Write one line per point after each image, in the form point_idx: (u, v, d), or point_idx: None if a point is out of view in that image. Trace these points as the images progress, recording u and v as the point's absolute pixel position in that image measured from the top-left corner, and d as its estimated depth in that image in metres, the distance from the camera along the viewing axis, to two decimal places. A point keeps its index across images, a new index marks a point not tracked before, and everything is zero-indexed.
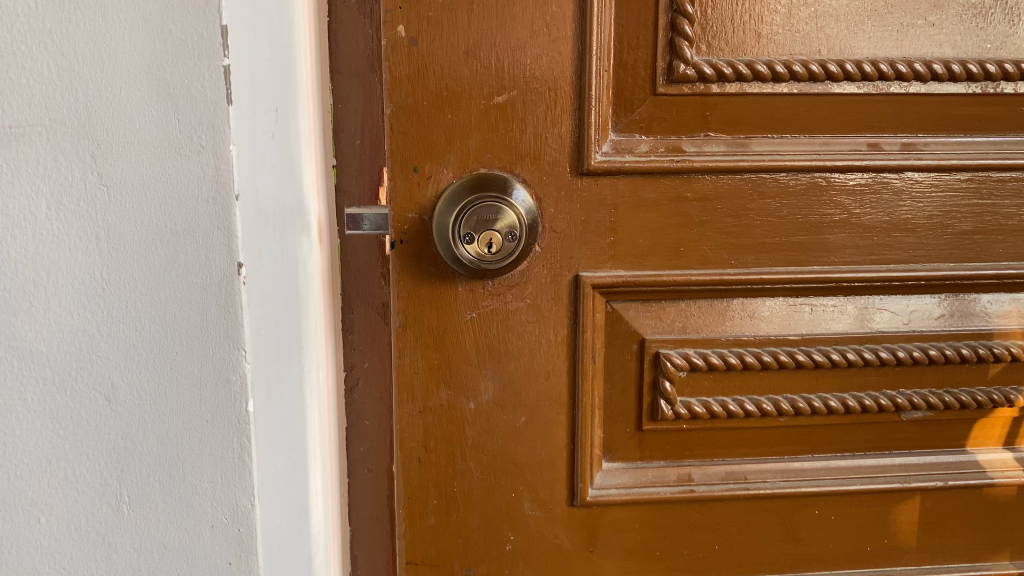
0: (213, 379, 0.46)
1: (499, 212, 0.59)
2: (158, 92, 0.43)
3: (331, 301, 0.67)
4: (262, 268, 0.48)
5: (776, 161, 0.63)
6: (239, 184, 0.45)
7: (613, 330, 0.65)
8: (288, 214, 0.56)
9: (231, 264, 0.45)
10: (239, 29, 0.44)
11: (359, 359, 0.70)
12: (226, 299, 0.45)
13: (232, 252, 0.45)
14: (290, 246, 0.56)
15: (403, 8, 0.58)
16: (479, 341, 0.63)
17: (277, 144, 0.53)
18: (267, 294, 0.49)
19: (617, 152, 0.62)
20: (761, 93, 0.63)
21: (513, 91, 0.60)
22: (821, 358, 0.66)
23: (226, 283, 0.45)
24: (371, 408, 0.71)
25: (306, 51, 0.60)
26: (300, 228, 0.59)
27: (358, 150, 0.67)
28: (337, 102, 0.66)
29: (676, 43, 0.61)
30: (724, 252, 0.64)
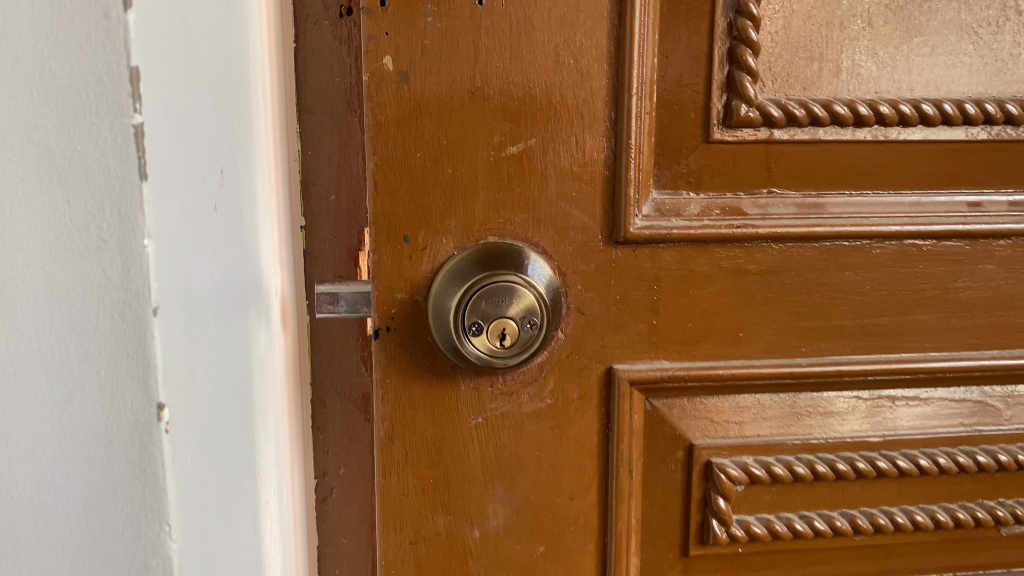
0: (125, 565, 0.33)
1: (513, 292, 0.46)
2: (39, 162, 0.30)
3: (300, 397, 0.54)
4: (196, 399, 0.35)
5: (858, 226, 0.50)
6: (159, 291, 0.31)
7: (653, 434, 0.52)
8: (237, 304, 0.42)
9: (147, 407, 0.32)
10: (156, 70, 0.31)
11: (334, 464, 0.57)
12: (140, 455, 0.32)
13: (149, 389, 0.31)
14: (240, 347, 0.42)
15: (390, 35, 0.45)
16: (485, 454, 0.50)
17: (221, 218, 0.39)
18: (202, 432, 0.35)
19: (661, 214, 0.49)
20: (839, 141, 0.50)
21: (531, 139, 0.47)
22: (907, 466, 0.54)
23: (140, 433, 0.32)
24: (349, 525, 0.58)
25: (265, 87, 0.47)
26: (255, 314, 0.45)
27: (333, 207, 0.55)
28: (307, 149, 0.53)
29: (737, 78, 0.48)
30: (792, 338, 0.51)
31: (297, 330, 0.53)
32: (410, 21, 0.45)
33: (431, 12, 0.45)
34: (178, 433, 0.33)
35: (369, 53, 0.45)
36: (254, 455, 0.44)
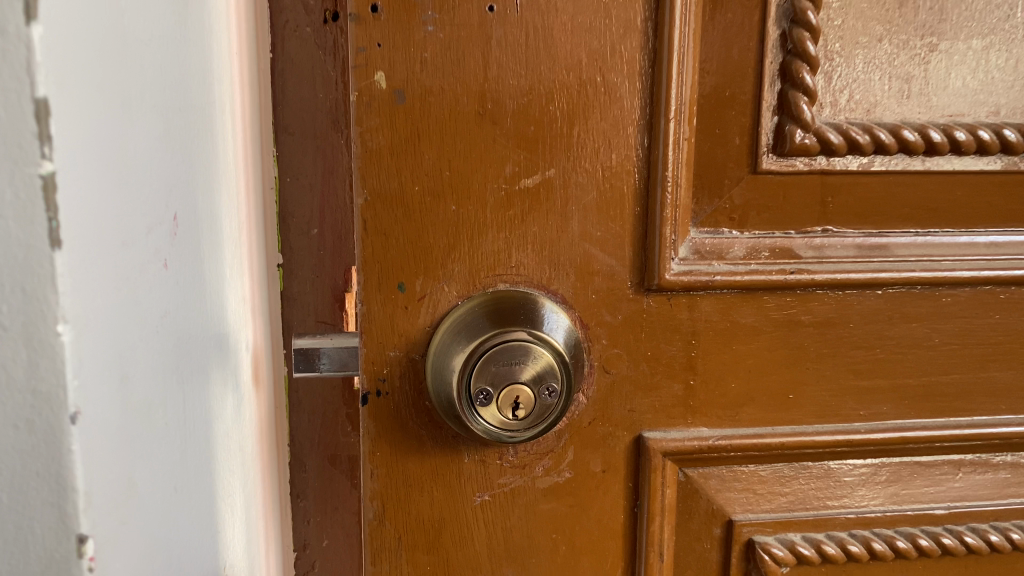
0: None
1: (527, 353, 0.38)
2: None
3: (277, 462, 0.47)
4: (135, 514, 0.27)
5: (928, 271, 0.43)
6: (79, 391, 0.24)
7: (687, 508, 0.45)
8: (197, 373, 0.35)
9: (65, 541, 0.24)
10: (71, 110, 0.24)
11: (316, 536, 0.50)
12: None
13: (67, 518, 0.24)
14: (201, 425, 0.35)
15: (383, 45, 0.38)
16: (492, 537, 0.43)
17: (173, 273, 0.32)
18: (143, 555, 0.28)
19: (701, 257, 0.42)
20: (908, 172, 0.43)
21: (550, 169, 0.40)
22: (976, 542, 0.47)
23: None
24: None
25: (234, 106, 0.39)
26: (220, 380, 0.38)
27: (315, 243, 0.48)
28: (285, 175, 0.47)
29: (791, 99, 0.41)
30: (849, 400, 0.44)
31: (273, 385, 0.46)
32: (407, 30, 0.38)
33: (431, 20, 0.38)
34: (106, 569, 0.25)
35: (358, 67, 0.38)
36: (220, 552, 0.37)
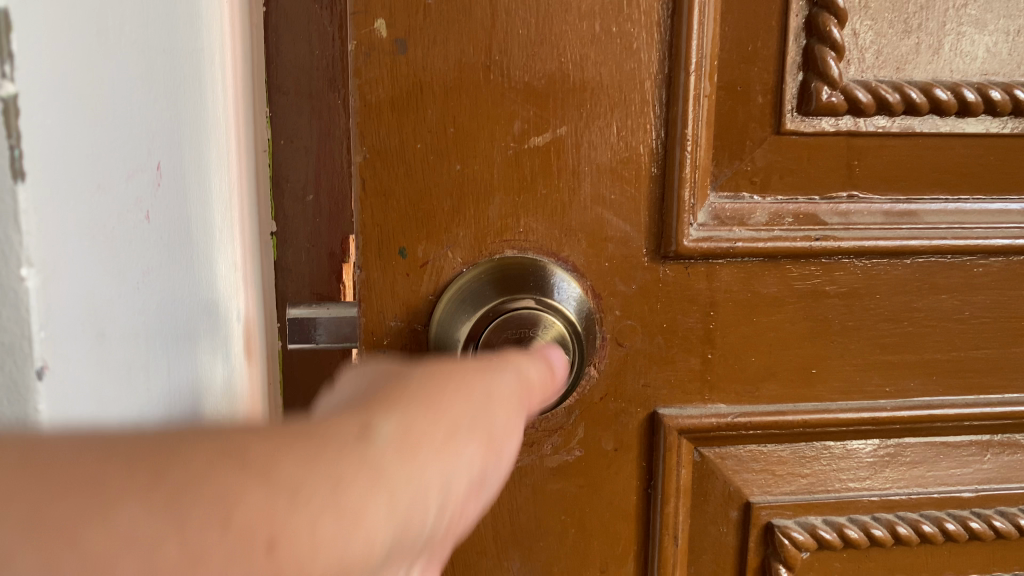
0: None
1: (536, 321, 0.36)
2: None
3: None
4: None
5: (961, 239, 0.41)
6: (47, 344, 0.21)
7: (702, 490, 0.43)
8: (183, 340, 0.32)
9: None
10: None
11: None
12: None
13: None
14: (189, 396, 0.32)
15: None
16: (498, 519, 0.41)
17: (157, 228, 0.29)
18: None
19: (721, 223, 0.39)
20: (939, 134, 0.41)
21: (562, 126, 0.37)
22: (1005, 527, 0.45)
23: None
24: None
25: (224, 56, 0.37)
26: (210, 349, 0.35)
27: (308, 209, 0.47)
28: (279, 137, 0.45)
29: (818, 54, 0.39)
30: (875, 376, 0.42)
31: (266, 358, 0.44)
32: None
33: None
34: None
35: (357, 14, 0.35)
36: None
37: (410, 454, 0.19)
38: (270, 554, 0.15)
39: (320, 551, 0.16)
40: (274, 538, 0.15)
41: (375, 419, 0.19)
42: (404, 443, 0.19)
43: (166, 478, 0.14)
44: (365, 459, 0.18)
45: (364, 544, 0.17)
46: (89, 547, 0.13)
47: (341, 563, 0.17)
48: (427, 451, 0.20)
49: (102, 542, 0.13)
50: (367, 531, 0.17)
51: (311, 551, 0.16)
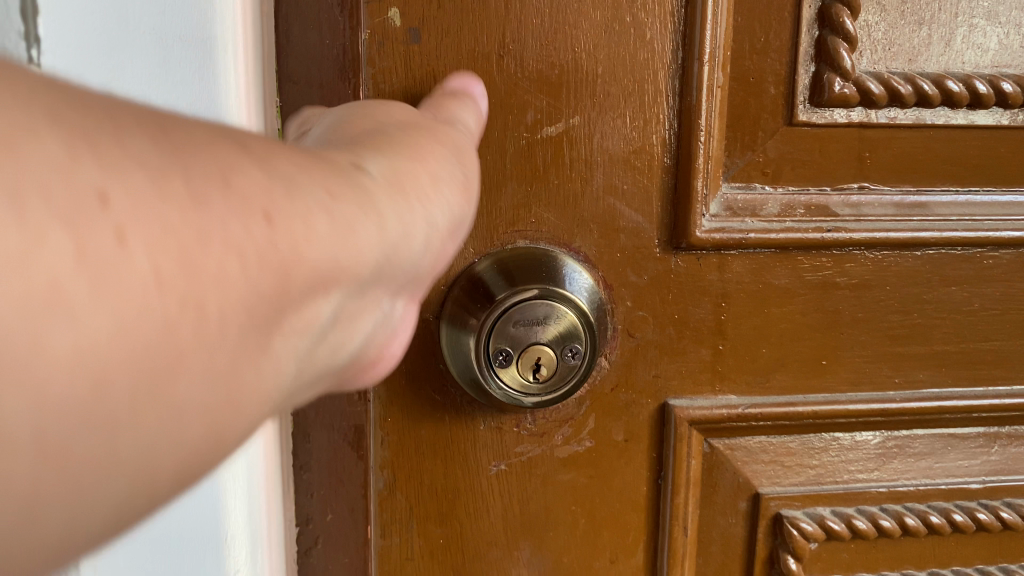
0: None
1: (547, 312, 0.36)
2: None
3: None
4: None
5: (970, 231, 0.41)
6: None
7: (711, 481, 0.43)
8: None
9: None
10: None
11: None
12: None
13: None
14: None
15: None
16: (508, 509, 0.41)
17: None
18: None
19: (733, 214, 0.39)
20: (950, 126, 0.41)
21: (574, 116, 0.38)
22: (1012, 518, 0.45)
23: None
24: None
25: None
26: None
27: None
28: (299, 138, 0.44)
29: (830, 45, 0.39)
30: (884, 367, 0.42)
31: None
32: None
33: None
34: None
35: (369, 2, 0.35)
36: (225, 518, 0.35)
37: (399, 192, 0.22)
38: (269, 225, 0.17)
39: (314, 242, 0.18)
40: (271, 208, 0.17)
41: (369, 159, 0.22)
42: (392, 181, 0.22)
43: (173, 136, 0.16)
44: (357, 185, 0.20)
45: (354, 250, 0.20)
46: (118, 161, 0.14)
47: (334, 255, 0.19)
48: (414, 191, 0.22)
49: (124, 158, 0.14)
50: (357, 241, 0.20)
51: (305, 238, 0.18)
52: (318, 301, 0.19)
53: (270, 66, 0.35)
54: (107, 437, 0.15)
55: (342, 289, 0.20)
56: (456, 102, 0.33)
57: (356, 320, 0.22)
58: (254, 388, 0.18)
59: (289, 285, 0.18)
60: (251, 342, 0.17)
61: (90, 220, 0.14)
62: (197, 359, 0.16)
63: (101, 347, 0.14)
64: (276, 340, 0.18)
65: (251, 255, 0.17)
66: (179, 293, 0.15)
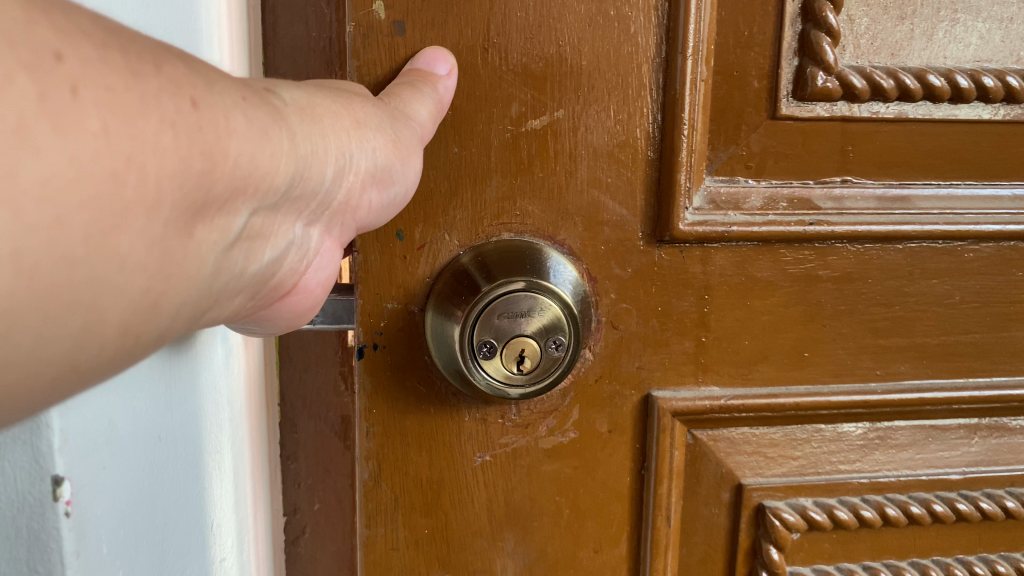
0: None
1: (532, 305, 0.36)
2: None
3: (265, 419, 0.46)
4: (120, 460, 0.26)
5: (951, 225, 0.41)
6: None
7: (695, 472, 0.43)
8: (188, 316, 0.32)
9: (40, 482, 0.23)
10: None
11: (307, 500, 0.49)
12: (29, 545, 0.23)
13: (41, 457, 0.23)
14: (192, 367, 0.33)
15: None
16: (492, 499, 0.41)
17: None
18: (128, 502, 0.26)
19: (717, 207, 0.40)
20: (932, 121, 0.41)
21: (559, 109, 0.38)
22: (992, 509, 0.46)
23: (29, 519, 0.23)
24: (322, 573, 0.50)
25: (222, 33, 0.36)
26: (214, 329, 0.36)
27: None
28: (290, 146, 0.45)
29: (813, 39, 0.39)
30: (866, 360, 0.43)
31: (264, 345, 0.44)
32: None
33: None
34: (87, 514, 0.24)
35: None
36: (209, 504, 0.35)
37: (314, 122, 0.28)
38: (196, 110, 0.21)
39: (252, 155, 0.24)
40: (197, 95, 0.22)
41: (287, 94, 0.27)
42: (302, 110, 0.27)
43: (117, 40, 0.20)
44: (281, 116, 0.26)
45: (275, 166, 0.25)
46: (67, 29, 0.18)
47: (260, 168, 0.24)
48: (330, 126, 0.28)
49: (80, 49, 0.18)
50: (273, 151, 0.25)
51: (227, 132, 0.22)
52: (241, 207, 0.24)
53: (261, 56, 0.42)
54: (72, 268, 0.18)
55: (258, 197, 0.25)
56: (415, 95, 0.34)
57: (266, 234, 0.27)
58: (187, 262, 0.22)
59: (220, 172, 0.22)
60: (186, 221, 0.22)
61: (50, 75, 0.17)
62: (139, 217, 0.20)
63: (76, 187, 0.18)
64: (210, 236, 0.23)
65: (184, 133, 0.21)
66: (125, 151, 0.19)
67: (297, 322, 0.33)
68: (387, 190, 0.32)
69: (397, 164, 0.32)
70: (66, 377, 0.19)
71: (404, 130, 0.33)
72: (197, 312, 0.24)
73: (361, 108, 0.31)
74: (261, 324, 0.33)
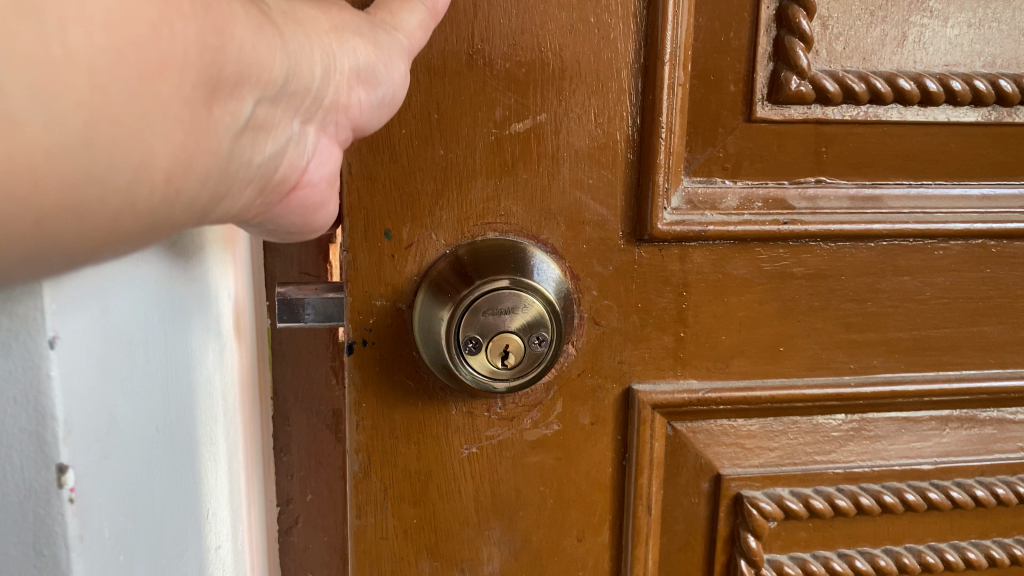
0: None
1: (517, 302, 0.38)
2: None
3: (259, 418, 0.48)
4: (116, 448, 0.27)
5: (921, 224, 0.43)
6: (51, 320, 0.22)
7: (675, 462, 0.45)
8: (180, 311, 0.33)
9: (44, 469, 0.23)
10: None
11: (300, 491, 0.53)
12: (35, 532, 0.24)
13: (46, 446, 0.23)
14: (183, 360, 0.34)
15: None
16: (479, 489, 0.42)
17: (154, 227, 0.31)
18: (121, 490, 0.27)
19: (694, 207, 0.41)
20: (903, 123, 0.42)
21: (542, 113, 0.39)
22: (962, 497, 0.47)
23: (33, 505, 0.23)
24: (316, 559, 0.55)
25: None
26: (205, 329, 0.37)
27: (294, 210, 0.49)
28: None
29: (787, 45, 0.40)
30: (840, 354, 0.44)
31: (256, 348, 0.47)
32: None
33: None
34: (88, 497, 0.25)
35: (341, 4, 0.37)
36: (197, 484, 0.36)
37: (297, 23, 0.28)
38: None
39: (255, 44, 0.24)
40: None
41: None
42: (286, 14, 0.27)
43: None
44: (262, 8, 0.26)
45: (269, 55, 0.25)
46: None
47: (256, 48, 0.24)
48: (310, 24, 0.28)
49: None
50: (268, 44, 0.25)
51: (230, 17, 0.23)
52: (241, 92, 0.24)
53: None
54: (114, 111, 0.20)
55: (261, 86, 0.25)
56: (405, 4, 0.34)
57: (270, 127, 0.27)
58: (209, 134, 0.23)
59: (230, 52, 0.23)
60: (207, 94, 0.23)
61: None
62: (172, 74, 0.21)
63: (116, 36, 0.19)
64: (220, 114, 0.23)
65: (198, 7, 0.22)
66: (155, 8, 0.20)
67: (309, 218, 0.33)
68: (374, 90, 0.32)
69: (381, 67, 0.32)
70: (119, 217, 0.21)
71: (386, 39, 0.33)
72: (216, 194, 0.25)
73: (341, 16, 0.31)
74: (277, 227, 0.32)
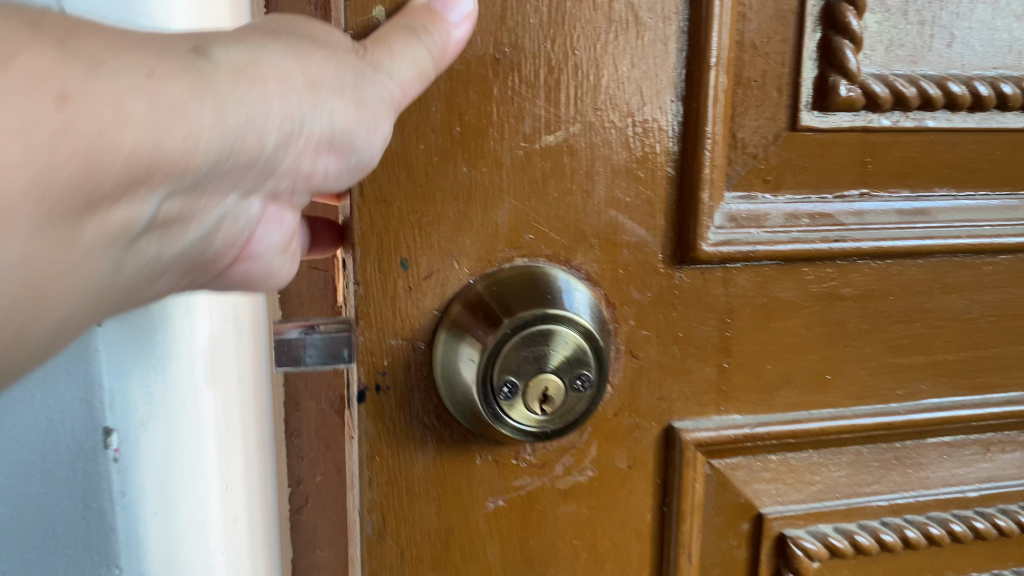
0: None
1: (555, 338, 0.33)
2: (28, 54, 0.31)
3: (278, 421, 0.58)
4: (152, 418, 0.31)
5: (971, 237, 0.40)
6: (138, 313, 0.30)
7: (714, 502, 0.41)
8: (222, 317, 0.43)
9: (93, 433, 0.29)
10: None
11: (310, 472, 0.60)
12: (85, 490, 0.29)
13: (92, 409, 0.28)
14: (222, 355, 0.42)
15: None
16: (507, 546, 0.38)
17: None
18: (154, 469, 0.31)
19: (739, 225, 0.37)
20: (950, 130, 0.40)
21: (574, 124, 0.35)
22: (1008, 525, 0.45)
23: (84, 463, 0.29)
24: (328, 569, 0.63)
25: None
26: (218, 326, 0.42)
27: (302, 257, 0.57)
28: None
29: (835, 46, 0.37)
30: (888, 379, 0.41)
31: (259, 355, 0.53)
32: None
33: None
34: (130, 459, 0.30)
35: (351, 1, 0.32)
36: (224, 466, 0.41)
37: (255, 80, 0.23)
38: (62, 104, 0.18)
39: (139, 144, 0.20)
40: (67, 87, 0.19)
41: (217, 46, 0.23)
42: (240, 71, 0.23)
43: None
44: (196, 69, 0.22)
45: (182, 137, 0.21)
46: None
47: (154, 143, 0.21)
48: (273, 80, 0.24)
49: None
50: (188, 125, 0.21)
51: (114, 121, 0.20)
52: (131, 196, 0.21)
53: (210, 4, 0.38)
54: None
55: (174, 179, 0.22)
56: (399, 39, 0.29)
57: (189, 213, 0.24)
58: (61, 275, 0.21)
59: (104, 168, 0.20)
60: (66, 218, 0.20)
61: None
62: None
63: None
64: (84, 233, 0.21)
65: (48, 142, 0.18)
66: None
67: (256, 285, 0.31)
68: (348, 158, 0.28)
69: (363, 129, 0.27)
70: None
71: (376, 91, 0.27)
72: (99, 303, 0.23)
73: (320, 64, 0.25)
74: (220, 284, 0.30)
